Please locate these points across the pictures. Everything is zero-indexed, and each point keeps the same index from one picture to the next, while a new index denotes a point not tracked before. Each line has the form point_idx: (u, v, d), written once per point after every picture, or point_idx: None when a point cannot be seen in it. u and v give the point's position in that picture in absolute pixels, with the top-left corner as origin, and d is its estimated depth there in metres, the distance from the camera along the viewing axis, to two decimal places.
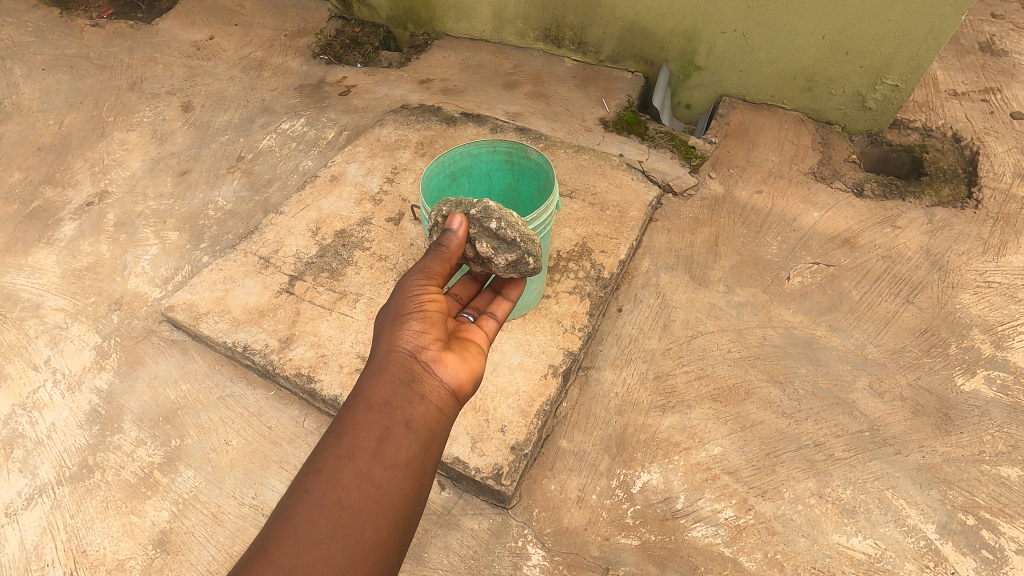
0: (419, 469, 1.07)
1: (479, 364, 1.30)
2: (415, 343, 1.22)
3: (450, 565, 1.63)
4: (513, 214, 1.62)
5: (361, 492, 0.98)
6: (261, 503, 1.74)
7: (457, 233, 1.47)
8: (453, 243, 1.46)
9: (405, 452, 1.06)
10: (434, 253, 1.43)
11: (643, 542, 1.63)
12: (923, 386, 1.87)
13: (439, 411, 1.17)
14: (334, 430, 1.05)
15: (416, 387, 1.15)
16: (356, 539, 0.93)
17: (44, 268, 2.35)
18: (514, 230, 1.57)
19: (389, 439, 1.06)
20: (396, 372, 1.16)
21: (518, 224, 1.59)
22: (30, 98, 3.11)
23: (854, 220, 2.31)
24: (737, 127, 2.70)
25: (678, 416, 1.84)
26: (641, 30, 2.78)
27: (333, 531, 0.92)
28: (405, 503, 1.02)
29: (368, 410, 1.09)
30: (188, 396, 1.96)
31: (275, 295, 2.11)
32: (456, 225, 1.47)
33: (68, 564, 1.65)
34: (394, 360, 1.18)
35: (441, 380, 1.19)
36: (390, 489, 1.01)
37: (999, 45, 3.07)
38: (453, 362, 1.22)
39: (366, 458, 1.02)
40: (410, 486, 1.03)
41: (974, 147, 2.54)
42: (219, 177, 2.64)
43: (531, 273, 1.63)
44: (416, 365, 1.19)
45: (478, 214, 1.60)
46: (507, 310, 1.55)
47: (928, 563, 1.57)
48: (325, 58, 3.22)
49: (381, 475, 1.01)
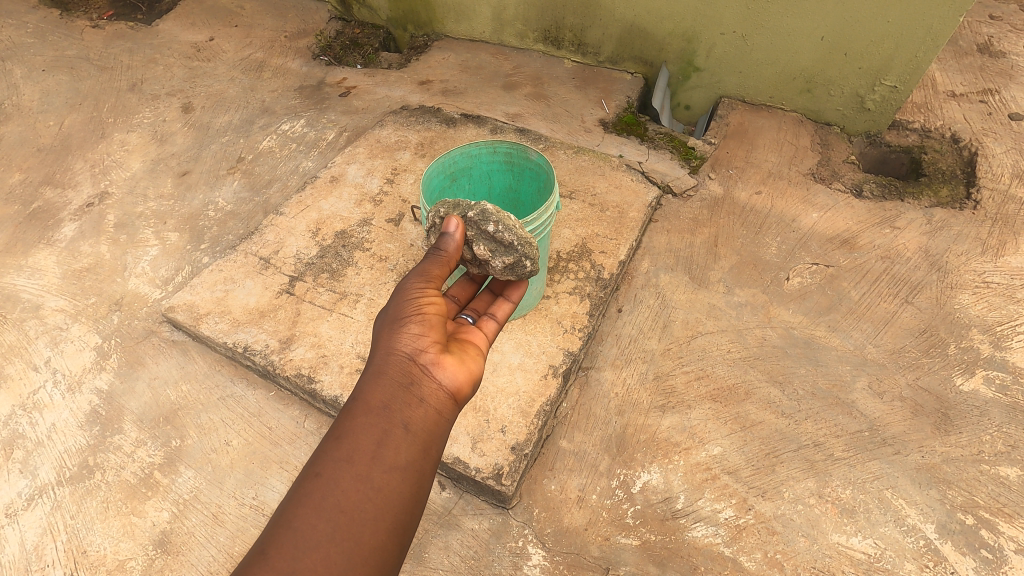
0: (418, 472, 1.07)
1: (478, 367, 1.30)
2: (413, 346, 1.22)
3: (450, 565, 1.63)
4: (510, 217, 1.62)
5: (360, 495, 0.98)
6: (261, 503, 1.74)
7: (455, 233, 1.46)
8: (451, 244, 1.45)
9: (404, 455, 1.06)
10: (433, 255, 1.43)
11: (643, 542, 1.63)
12: (922, 386, 1.88)
13: (439, 414, 1.17)
14: (334, 434, 1.06)
15: (415, 390, 1.16)
16: (355, 542, 0.94)
17: (45, 269, 2.35)
18: (512, 233, 1.58)
19: (387, 442, 1.06)
20: (395, 375, 1.17)
21: (516, 227, 1.60)
22: (30, 99, 3.12)
23: (854, 221, 2.32)
24: (736, 128, 2.71)
25: (678, 416, 1.84)
26: (641, 31, 2.78)
27: (332, 534, 0.93)
28: (405, 506, 1.02)
29: (367, 413, 1.09)
30: (188, 397, 1.96)
31: (276, 295, 2.11)
32: (453, 226, 1.46)
33: (69, 565, 1.65)
34: (393, 363, 1.19)
35: (440, 383, 1.19)
36: (389, 492, 1.01)
37: (997, 47, 3.08)
38: (452, 365, 1.22)
39: (365, 461, 1.02)
40: (409, 489, 1.03)
41: (973, 148, 2.55)
42: (219, 178, 2.65)
43: (530, 275, 1.63)
44: (415, 368, 1.19)
45: (476, 216, 1.60)
46: (508, 311, 1.57)
47: (927, 562, 1.57)
48: (325, 59, 3.22)
49: (380, 478, 1.01)
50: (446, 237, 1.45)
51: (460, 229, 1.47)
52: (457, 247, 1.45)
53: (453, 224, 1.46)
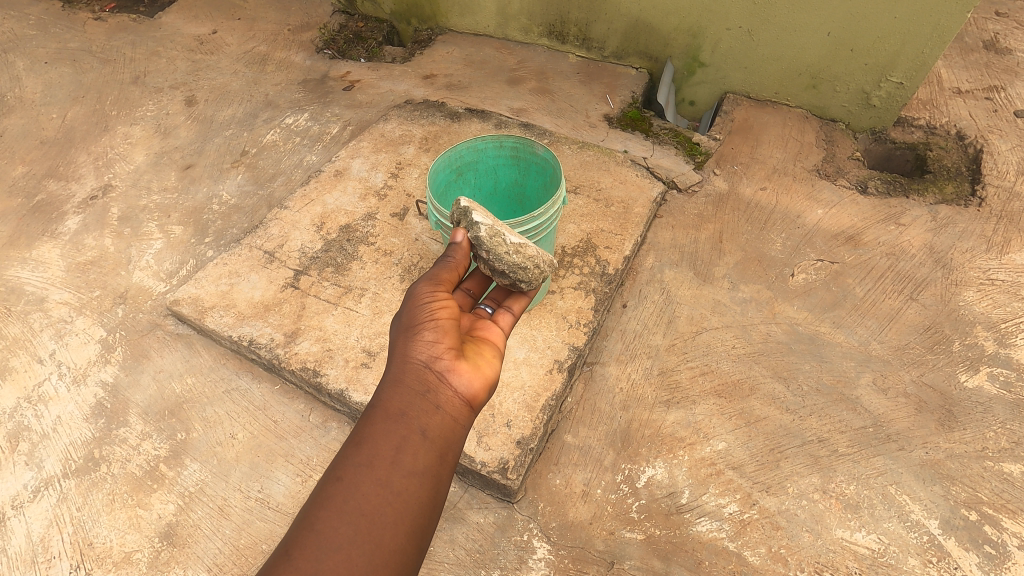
0: (436, 477, 1.07)
1: (493, 371, 1.31)
2: (428, 354, 1.22)
3: (455, 559, 1.64)
4: (503, 242, 1.54)
5: (381, 500, 0.99)
6: (267, 496, 1.74)
7: (462, 242, 1.53)
8: (458, 252, 1.51)
9: (422, 460, 1.07)
10: (443, 260, 1.49)
11: (648, 536, 1.64)
12: (926, 382, 1.88)
13: (454, 420, 1.18)
14: (353, 440, 1.07)
15: (432, 397, 1.16)
16: (376, 545, 0.94)
17: (48, 262, 2.34)
18: (502, 260, 1.54)
19: (406, 448, 1.07)
20: (411, 382, 1.18)
21: (509, 253, 1.54)
22: (33, 92, 3.10)
23: (858, 217, 2.32)
24: (741, 124, 2.70)
25: (682, 411, 1.85)
26: (647, 26, 2.77)
27: (353, 537, 0.94)
28: (424, 510, 1.02)
29: (385, 420, 1.10)
30: (193, 390, 1.96)
31: (280, 290, 2.11)
32: (460, 237, 1.53)
33: (76, 557, 1.65)
34: (409, 371, 1.19)
35: (456, 390, 1.20)
36: (409, 496, 1.01)
37: (1003, 43, 3.08)
38: (467, 371, 1.23)
39: (384, 466, 1.03)
40: (427, 494, 1.04)
41: (978, 145, 2.55)
42: (222, 172, 2.64)
43: (534, 282, 1.62)
44: (431, 375, 1.20)
45: (470, 240, 1.55)
46: (525, 304, 1.59)
47: (931, 558, 1.58)
48: (328, 52, 3.21)
49: (399, 483, 1.02)
50: (455, 245, 1.52)
51: (467, 238, 1.54)
52: (467, 254, 1.53)
53: (460, 235, 1.53)
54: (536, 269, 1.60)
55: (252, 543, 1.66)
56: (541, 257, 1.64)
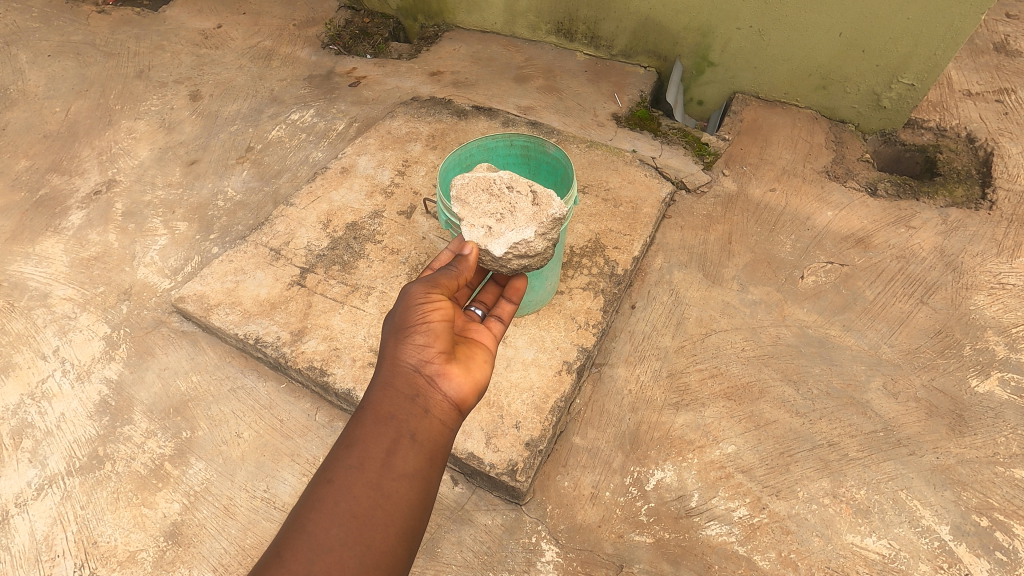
0: (426, 480, 1.06)
1: (483, 374, 1.30)
2: (419, 357, 1.21)
3: (463, 561, 1.63)
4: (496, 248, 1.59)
5: (371, 502, 0.97)
6: (272, 496, 1.73)
7: (469, 255, 1.48)
8: (466, 264, 1.46)
9: (413, 463, 1.05)
10: (445, 268, 1.43)
11: (657, 540, 1.63)
12: (937, 387, 1.87)
13: (444, 424, 1.16)
14: (344, 442, 1.05)
15: (421, 401, 1.15)
16: (367, 547, 0.93)
17: (52, 257, 2.32)
18: (502, 266, 1.63)
19: (397, 451, 1.05)
20: (402, 386, 1.16)
21: (504, 261, 1.60)
22: (36, 85, 3.08)
23: (868, 220, 2.30)
24: (750, 124, 2.68)
25: (691, 414, 1.83)
26: (656, 24, 2.75)
27: (344, 538, 0.92)
28: (415, 512, 1.01)
29: (375, 423, 1.09)
30: (198, 388, 1.95)
31: (286, 287, 2.09)
32: (469, 249, 1.49)
33: (80, 556, 1.64)
34: (399, 374, 1.18)
35: (445, 394, 1.19)
36: (399, 498, 1.00)
37: (1014, 46, 3.06)
38: (457, 375, 1.22)
39: (374, 469, 1.01)
40: (417, 497, 1.02)
41: (988, 148, 2.53)
42: (227, 168, 2.62)
43: (543, 262, 1.68)
44: (421, 379, 1.18)
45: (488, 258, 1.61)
46: (511, 312, 1.57)
47: (942, 564, 1.57)
48: (336, 48, 3.18)
49: (389, 485, 1.00)
50: (462, 256, 1.48)
51: (475, 250, 1.50)
52: (475, 267, 1.48)
53: (468, 247, 1.49)
54: (534, 255, 1.63)
55: (258, 543, 1.65)
56: (538, 233, 1.62)
